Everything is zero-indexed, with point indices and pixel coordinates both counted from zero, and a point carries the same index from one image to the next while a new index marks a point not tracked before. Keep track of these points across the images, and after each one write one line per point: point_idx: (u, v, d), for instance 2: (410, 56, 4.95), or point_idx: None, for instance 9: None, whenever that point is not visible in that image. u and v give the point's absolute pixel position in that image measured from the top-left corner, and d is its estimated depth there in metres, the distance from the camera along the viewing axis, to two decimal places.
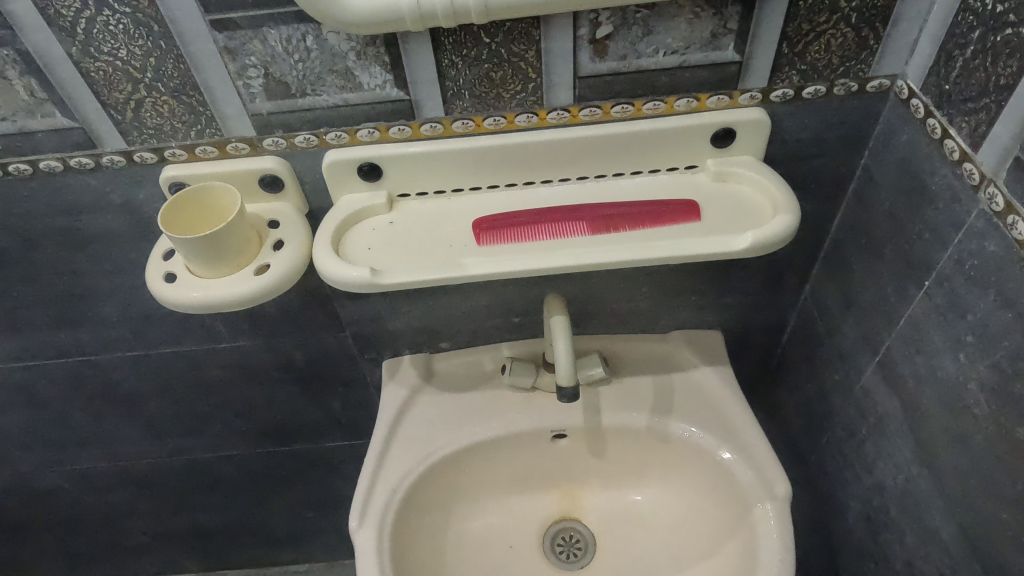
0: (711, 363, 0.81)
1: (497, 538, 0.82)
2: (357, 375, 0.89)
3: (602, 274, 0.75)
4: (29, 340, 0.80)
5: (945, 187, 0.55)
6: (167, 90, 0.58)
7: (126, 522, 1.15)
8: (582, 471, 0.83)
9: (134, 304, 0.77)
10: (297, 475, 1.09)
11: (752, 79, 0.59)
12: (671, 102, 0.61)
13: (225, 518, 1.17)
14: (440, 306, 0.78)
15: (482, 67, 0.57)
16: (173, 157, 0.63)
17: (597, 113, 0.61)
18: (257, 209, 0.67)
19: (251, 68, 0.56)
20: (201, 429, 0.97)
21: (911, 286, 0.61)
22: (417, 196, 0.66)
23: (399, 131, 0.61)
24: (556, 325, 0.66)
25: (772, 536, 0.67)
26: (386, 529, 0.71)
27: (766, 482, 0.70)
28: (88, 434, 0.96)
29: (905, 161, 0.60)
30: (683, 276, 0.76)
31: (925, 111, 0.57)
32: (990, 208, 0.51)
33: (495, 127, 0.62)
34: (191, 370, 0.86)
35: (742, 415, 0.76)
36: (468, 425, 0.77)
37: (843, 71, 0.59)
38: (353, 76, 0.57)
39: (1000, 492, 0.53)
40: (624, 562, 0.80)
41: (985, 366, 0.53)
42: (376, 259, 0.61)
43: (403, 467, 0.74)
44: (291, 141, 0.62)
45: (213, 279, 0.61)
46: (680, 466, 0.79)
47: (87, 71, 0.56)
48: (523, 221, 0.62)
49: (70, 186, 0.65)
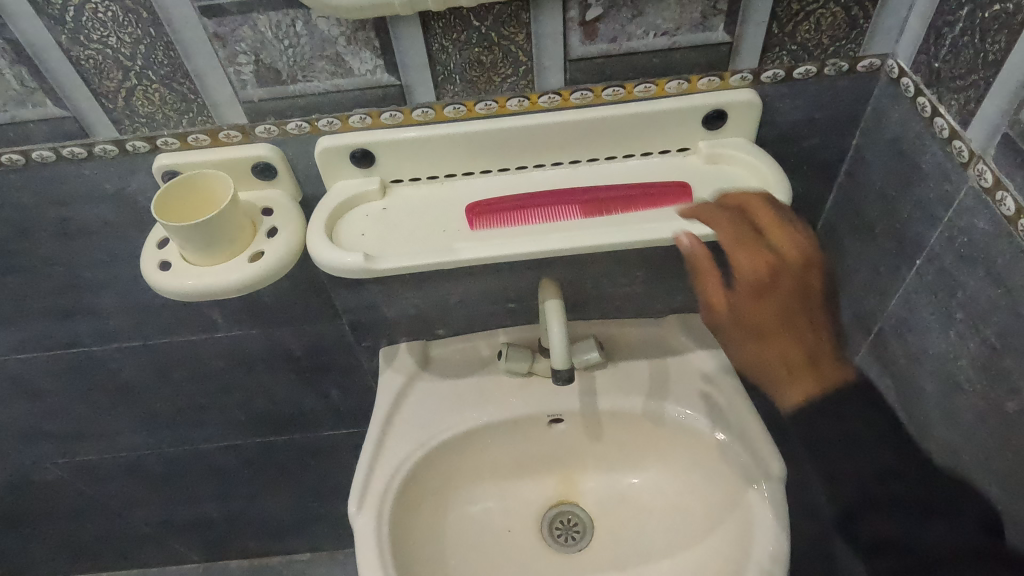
0: (706, 346, 0.81)
1: (496, 522, 0.82)
2: (354, 363, 0.89)
3: (597, 259, 0.75)
4: (26, 331, 0.81)
5: (935, 165, 0.55)
6: (158, 78, 0.58)
7: (128, 513, 1.16)
8: (579, 455, 0.84)
9: (130, 294, 0.77)
10: (296, 463, 1.09)
11: (742, 59, 0.60)
12: (663, 84, 0.61)
13: (225, 507, 1.18)
14: (435, 293, 0.78)
15: (472, 51, 0.57)
16: (165, 145, 0.63)
17: (589, 96, 0.61)
18: (250, 196, 0.67)
19: (241, 54, 0.56)
20: (199, 419, 0.97)
21: (904, 265, 0.61)
22: (410, 181, 0.66)
23: (391, 116, 0.62)
24: (551, 310, 0.66)
25: (767, 515, 0.67)
26: (385, 514, 0.71)
27: (761, 462, 0.71)
28: (88, 426, 0.96)
29: (895, 140, 0.60)
30: (677, 260, 0.77)
31: (915, 90, 0.57)
32: (979, 184, 0.51)
33: (487, 112, 0.62)
34: (188, 360, 0.87)
35: (737, 397, 0.76)
36: (466, 410, 0.78)
37: (833, 50, 0.59)
38: (344, 61, 0.57)
39: (991, 466, 0.53)
40: (621, 543, 0.81)
41: (975, 342, 0.53)
42: (370, 244, 0.61)
43: (401, 452, 0.75)
44: (282, 128, 0.62)
45: (208, 267, 0.61)
46: (677, 447, 0.79)
47: (77, 59, 0.56)
48: (516, 205, 0.62)
49: (63, 176, 0.65)
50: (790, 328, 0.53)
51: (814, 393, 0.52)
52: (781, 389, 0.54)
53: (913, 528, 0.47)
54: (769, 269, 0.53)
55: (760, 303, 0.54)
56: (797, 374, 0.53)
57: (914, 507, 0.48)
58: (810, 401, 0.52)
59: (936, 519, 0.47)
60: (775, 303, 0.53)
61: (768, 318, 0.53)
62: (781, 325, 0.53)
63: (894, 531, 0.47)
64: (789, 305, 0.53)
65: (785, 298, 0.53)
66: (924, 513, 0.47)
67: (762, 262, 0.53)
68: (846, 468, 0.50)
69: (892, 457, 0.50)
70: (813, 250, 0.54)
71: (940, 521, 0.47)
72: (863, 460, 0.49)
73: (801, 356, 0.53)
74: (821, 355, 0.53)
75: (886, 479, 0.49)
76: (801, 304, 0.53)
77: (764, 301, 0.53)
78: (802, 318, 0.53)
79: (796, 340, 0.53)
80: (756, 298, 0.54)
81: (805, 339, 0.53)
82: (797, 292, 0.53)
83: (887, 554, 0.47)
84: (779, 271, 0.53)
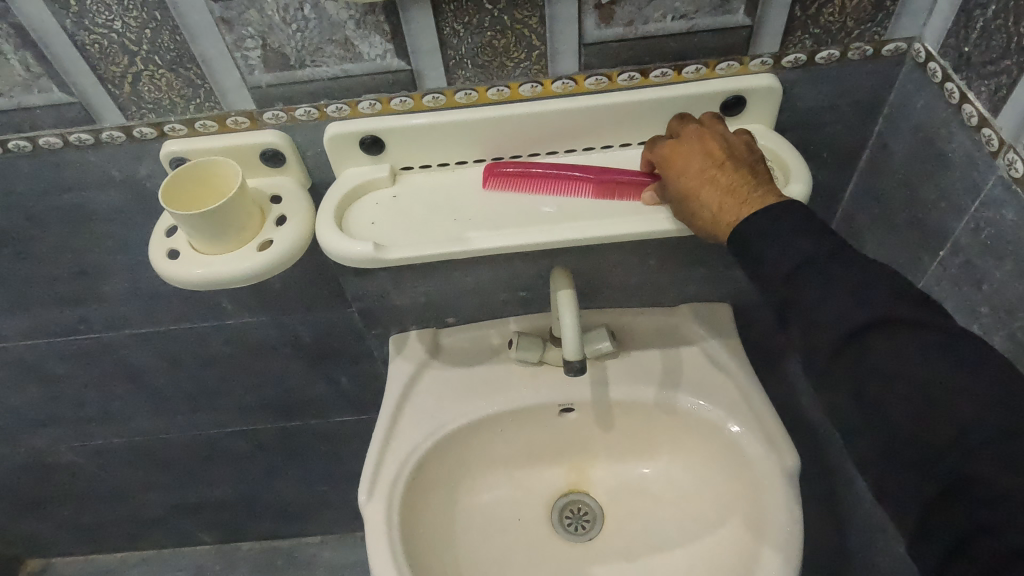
0: (719, 335, 0.80)
1: (505, 510, 0.82)
2: (364, 350, 0.89)
3: (610, 248, 0.74)
4: (37, 317, 0.81)
5: (962, 153, 0.54)
6: (164, 63, 0.57)
7: (141, 496, 1.17)
8: (590, 445, 0.83)
9: (140, 281, 0.77)
10: (307, 448, 1.09)
11: (763, 44, 0.58)
12: (680, 69, 0.59)
13: (236, 491, 1.19)
14: (444, 282, 0.77)
15: (484, 35, 0.56)
16: (172, 131, 0.62)
17: (604, 81, 0.60)
18: (259, 183, 0.66)
19: (248, 39, 0.55)
20: (210, 404, 0.97)
21: (927, 256, 0.60)
22: (419, 168, 0.65)
23: (401, 102, 0.60)
24: (562, 300, 0.65)
25: (782, 509, 0.66)
26: (395, 502, 0.71)
27: (776, 455, 0.70)
28: (99, 410, 0.97)
29: (920, 127, 0.58)
30: (691, 250, 0.75)
31: (942, 76, 0.55)
32: (1009, 173, 0.49)
33: (498, 98, 0.60)
34: (198, 346, 0.87)
35: (753, 388, 0.75)
36: (477, 399, 0.77)
37: (858, 34, 0.57)
38: (353, 45, 0.56)
39: None
40: (631, 534, 0.80)
41: (1000, 337, 0.52)
42: (380, 233, 0.61)
43: (410, 441, 0.75)
44: (291, 114, 0.61)
45: (217, 255, 0.61)
46: (688, 437, 0.79)
47: (83, 44, 0.55)
48: (535, 171, 0.61)
49: (70, 162, 0.64)
50: (704, 178, 0.52)
51: (740, 216, 0.49)
52: (722, 234, 0.51)
53: (841, 312, 0.43)
54: (672, 142, 0.55)
55: (673, 170, 0.54)
56: (722, 211, 0.51)
57: (838, 286, 0.43)
58: (737, 226, 0.49)
59: (864, 297, 0.42)
60: (682, 167, 0.53)
61: (682, 183, 0.53)
62: (693, 181, 0.52)
63: (819, 323, 0.43)
64: (700, 162, 0.53)
65: (692, 157, 0.53)
66: (848, 292, 0.43)
67: (668, 142, 0.55)
68: (772, 265, 0.46)
69: (810, 242, 0.45)
70: (722, 131, 0.54)
71: (863, 294, 0.42)
72: (784, 260, 0.45)
73: (721, 195, 0.51)
74: (742, 190, 0.50)
75: (805, 273, 0.44)
76: (709, 159, 0.52)
77: (675, 170, 0.54)
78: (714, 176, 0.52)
79: (710, 185, 0.51)
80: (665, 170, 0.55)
81: (722, 180, 0.51)
82: (704, 151, 0.53)
83: (817, 343, 0.44)
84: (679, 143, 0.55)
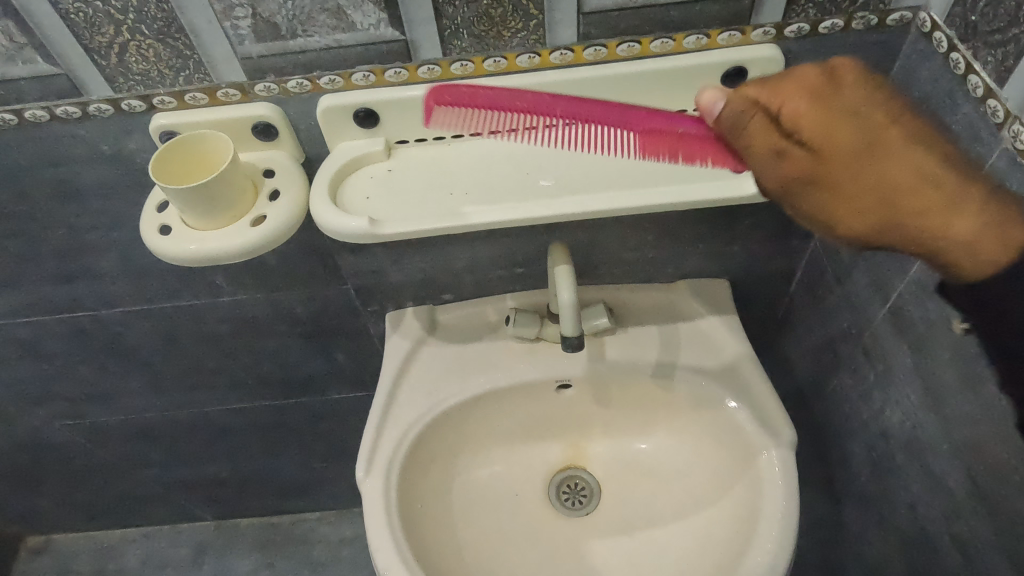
0: (716, 311, 0.80)
1: (503, 486, 0.83)
2: (360, 327, 0.88)
3: (607, 223, 0.73)
4: (30, 295, 0.80)
5: (966, 126, 0.53)
6: (151, 33, 0.55)
7: (139, 473, 1.17)
8: (587, 421, 0.84)
9: (132, 257, 0.76)
10: (304, 425, 1.10)
11: (765, 13, 0.57)
12: (681, 39, 0.58)
13: (234, 468, 1.19)
14: (440, 258, 0.76)
15: (481, 4, 0.54)
16: (162, 104, 0.61)
17: (603, 52, 0.59)
18: (251, 157, 0.65)
19: (238, 7, 0.54)
20: (206, 382, 0.97)
21: None
22: (416, 142, 0.64)
23: (396, 74, 0.59)
24: (560, 276, 0.64)
25: (777, 483, 0.66)
26: (393, 478, 0.71)
27: (772, 430, 0.70)
28: (95, 388, 0.96)
29: (924, 99, 0.57)
30: (689, 225, 0.74)
31: (948, 45, 0.54)
32: (1014, 145, 0.48)
33: (496, 69, 0.59)
34: (193, 324, 0.86)
35: (750, 364, 0.75)
36: (475, 376, 0.77)
37: (862, 3, 0.56)
38: (346, 15, 0.55)
39: (1010, 435, 0.52)
40: (628, 508, 0.81)
41: None
42: (376, 208, 0.59)
43: (408, 418, 0.74)
44: (283, 86, 0.60)
45: (210, 230, 0.60)
46: (685, 413, 0.79)
47: (66, 13, 0.53)
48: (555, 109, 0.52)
49: (57, 136, 0.63)
50: (895, 133, 0.38)
51: (973, 187, 0.38)
52: (937, 212, 0.38)
53: None
54: (824, 79, 0.40)
55: (845, 116, 0.38)
56: (937, 176, 0.38)
57: None
58: (968, 200, 0.38)
59: None
60: (851, 114, 0.39)
61: (850, 137, 0.38)
62: (871, 132, 0.39)
63: None
64: (877, 108, 0.39)
65: (864, 102, 0.39)
66: None
67: (816, 79, 0.40)
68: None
69: None
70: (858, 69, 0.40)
71: None
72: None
73: (929, 157, 0.38)
74: (932, 151, 0.38)
75: None
76: (889, 107, 0.39)
77: (840, 116, 0.38)
78: (905, 134, 0.38)
79: (911, 144, 0.38)
80: (818, 119, 0.38)
81: (914, 135, 0.39)
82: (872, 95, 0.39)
83: None
84: (828, 85, 0.40)
